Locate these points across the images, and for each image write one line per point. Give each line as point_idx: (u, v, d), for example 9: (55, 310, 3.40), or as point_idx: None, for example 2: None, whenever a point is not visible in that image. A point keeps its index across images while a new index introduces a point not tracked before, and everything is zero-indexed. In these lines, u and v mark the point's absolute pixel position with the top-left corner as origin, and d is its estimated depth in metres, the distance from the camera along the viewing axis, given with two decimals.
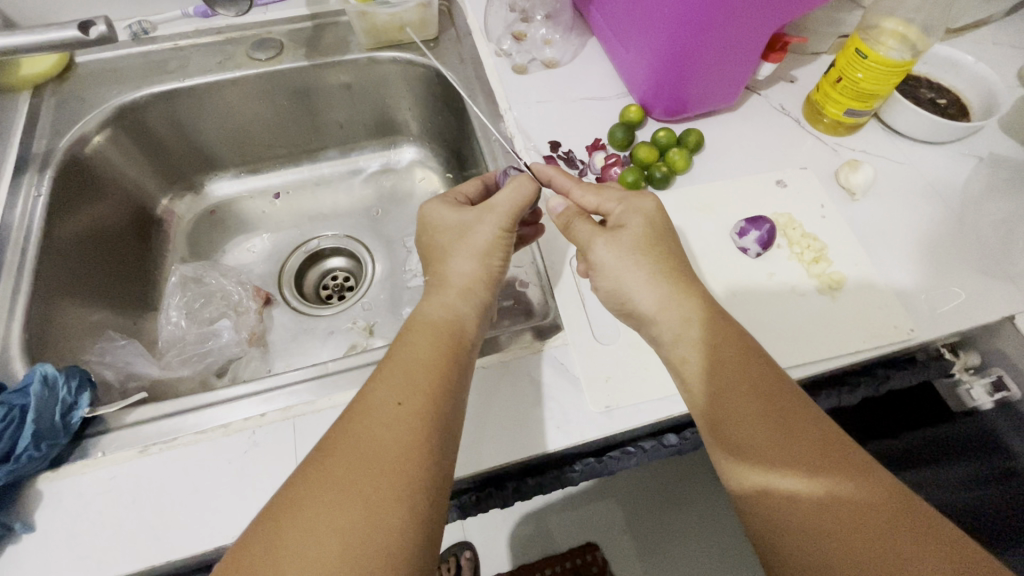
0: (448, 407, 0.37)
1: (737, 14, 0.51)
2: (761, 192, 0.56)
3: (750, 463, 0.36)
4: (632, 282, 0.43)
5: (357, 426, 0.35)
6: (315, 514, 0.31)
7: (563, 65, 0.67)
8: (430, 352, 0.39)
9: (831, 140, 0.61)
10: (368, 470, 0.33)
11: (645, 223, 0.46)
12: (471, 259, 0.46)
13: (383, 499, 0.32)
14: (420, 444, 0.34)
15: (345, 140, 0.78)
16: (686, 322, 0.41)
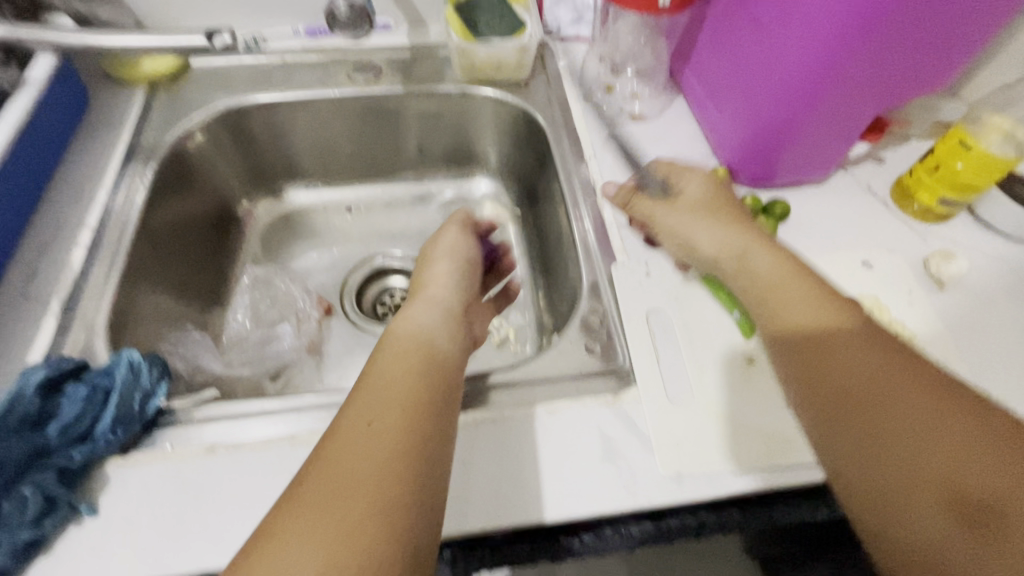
0: (426, 424, 0.38)
1: (847, 94, 0.51)
2: (845, 272, 0.55)
3: (861, 420, 0.38)
4: (723, 233, 0.50)
5: (323, 449, 0.36)
6: (299, 530, 0.31)
7: (649, 119, 0.68)
8: (411, 380, 0.41)
9: (919, 227, 0.60)
10: (344, 492, 0.33)
11: (731, 209, 0.53)
12: (444, 262, 0.60)
13: (372, 498, 0.33)
14: (398, 451, 0.35)
15: (422, 164, 0.80)
16: (796, 316, 0.44)
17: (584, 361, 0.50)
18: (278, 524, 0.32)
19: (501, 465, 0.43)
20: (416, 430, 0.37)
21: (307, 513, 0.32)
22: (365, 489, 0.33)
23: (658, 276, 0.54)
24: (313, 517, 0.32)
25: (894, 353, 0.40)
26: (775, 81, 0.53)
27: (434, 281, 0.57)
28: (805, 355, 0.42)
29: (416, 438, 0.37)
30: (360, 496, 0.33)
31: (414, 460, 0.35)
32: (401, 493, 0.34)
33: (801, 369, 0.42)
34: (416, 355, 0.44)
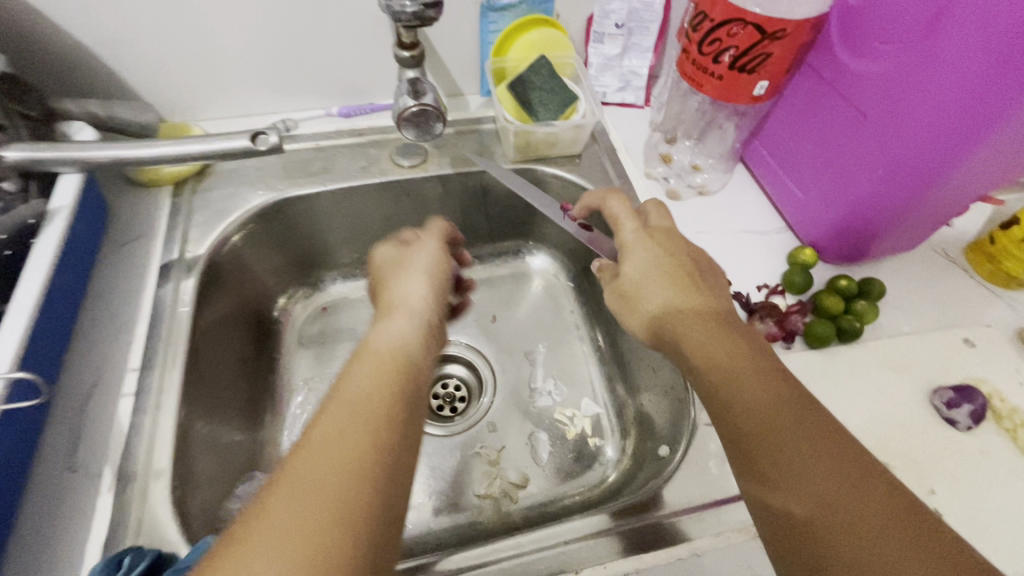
0: (364, 433, 0.31)
1: (954, 188, 0.49)
2: (951, 353, 0.54)
3: (816, 481, 0.32)
4: (666, 288, 0.45)
5: (287, 457, 0.30)
6: (223, 558, 0.25)
7: (715, 192, 0.65)
8: (372, 387, 0.34)
9: (1004, 294, 0.59)
10: (279, 503, 0.28)
11: (670, 272, 0.46)
12: (405, 271, 0.48)
13: (309, 550, 0.26)
14: (356, 499, 0.28)
15: (469, 242, 0.76)
16: (717, 352, 0.40)
17: (711, 485, 0.46)
18: (230, 542, 0.26)
19: None
20: (365, 446, 0.31)
21: (260, 538, 0.26)
22: (319, 531, 0.27)
23: None
24: (268, 545, 0.26)
25: (817, 422, 0.35)
26: (874, 166, 0.50)
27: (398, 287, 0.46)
28: (750, 426, 0.36)
29: (364, 445, 0.31)
30: (325, 542, 0.26)
31: (377, 517, 0.29)
32: (344, 550, 0.27)
33: (765, 415, 0.35)
34: (413, 379, 0.37)
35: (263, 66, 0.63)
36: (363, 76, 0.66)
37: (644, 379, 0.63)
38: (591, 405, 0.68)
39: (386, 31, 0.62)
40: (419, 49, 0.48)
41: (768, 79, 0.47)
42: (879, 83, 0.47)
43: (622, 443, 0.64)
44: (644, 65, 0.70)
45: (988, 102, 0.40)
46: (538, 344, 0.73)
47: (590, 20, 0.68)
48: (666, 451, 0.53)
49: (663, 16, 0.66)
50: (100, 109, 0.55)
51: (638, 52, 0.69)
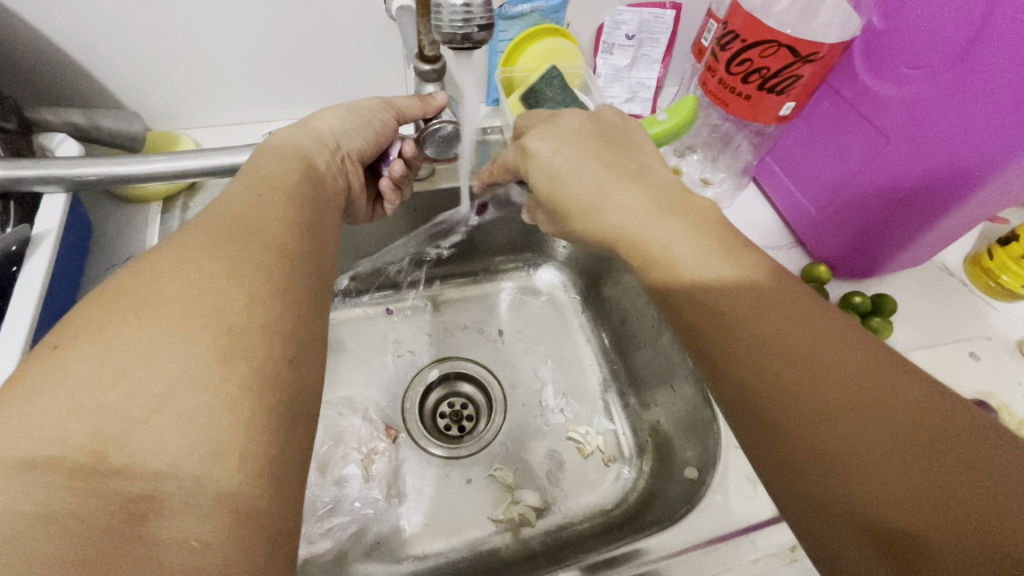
0: (206, 288, 0.31)
1: (970, 211, 0.49)
2: (958, 367, 0.55)
3: (784, 360, 0.32)
4: (589, 157, 0.44)
5: (124, 281, 0.31)
6: (76, 355, 0.27)
7: (725, 206, 0.66)
8: (222, 238, 0.34)
9: (1001, 307, 0.61)
10: (143, 319, 0.29)
11: (596, 146, 0.45)
12: (297, 133, 0.48)
13: (176, 358, 0.28)
14: (201, 351, 0.29)
15: (474, 257, 0.75)
16: (671, 233, 0.39)
17: (744, 507, 0.47)
18: (71, 341, 0.28)
19: None
20: (210, 299, 0.30)
21: (119, 339, 0.28)
22: (181, 342, 0.29)
23: None
24: (118, 353, 0.27)
25: (796, 302, 0.34)
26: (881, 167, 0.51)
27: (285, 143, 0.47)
28: (705, 302, 0.36)
29: (202, 297, 0.30)
30: (206, 359, 0.28)
31: (253, 339, 0.30)
32: (221, 367, 0.29)
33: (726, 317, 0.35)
34: (255, 222, 0.36)
35: (257, 71, 0.59)
36: (364, 84, 0.63)
37: (660, 397, 0.63)
38: (604, 421, 0.66)
39: (391, 37, 0.59)
40: (441, 62, 0.46)
41: (795, 100, 0.47)
42: (905, 111, 0.47)
43: (638, 461, 0.63)
44: (652, 76, 0.70)
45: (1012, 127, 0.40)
46: (545, 359, 0.71)
47: (599, 30, 0.66)
48: (694, 472, 0.54)
49: (673, 28, 0.65)
50: (81, 118, 0.50)
51: (646, 64, 0.68)
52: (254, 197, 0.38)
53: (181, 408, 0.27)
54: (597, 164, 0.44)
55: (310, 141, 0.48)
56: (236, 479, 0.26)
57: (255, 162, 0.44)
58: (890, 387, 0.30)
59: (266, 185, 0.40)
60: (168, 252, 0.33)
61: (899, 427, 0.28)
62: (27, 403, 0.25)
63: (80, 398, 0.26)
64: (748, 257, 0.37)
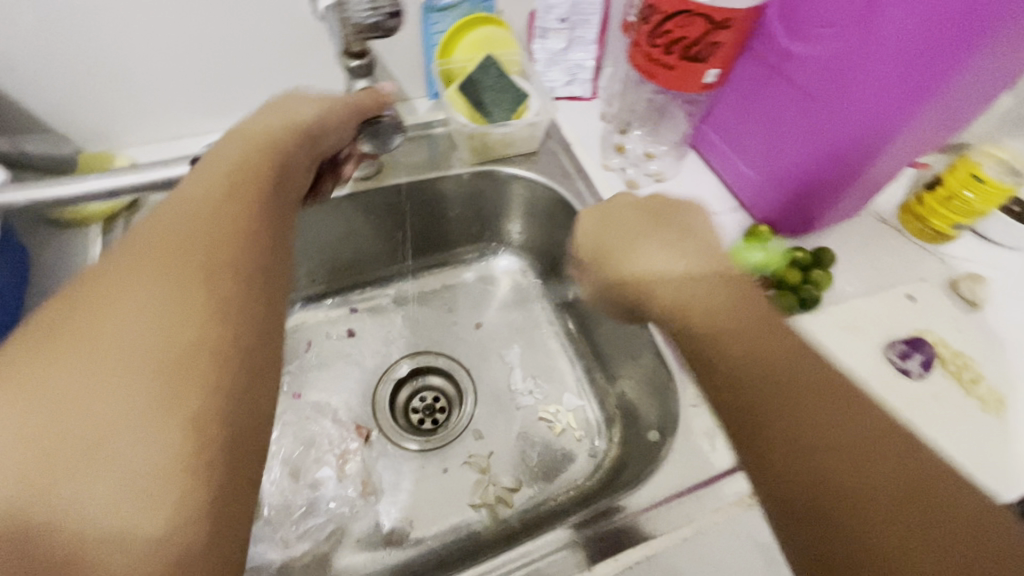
0: (159, 318, 0.30)
1: (892, 158, 0.52)
2: (896, 309, 0.58)
3: (813, 433, 0.35)
4: (647, 215, 0.49)
5: (75, 301, 0.31)
6: (24, 405, 0.27)
7: (669, 178, 0.67)
8: (182, 256, 0.33)
9: (934, 249, 0.64)
10: (76, 356, 0.28)
11: (649, 215, 0.49)
12: (267, 112, 0.45)
13: (119, 399, 0.28)
14: (149, 391, 0.28)
15: (432, 250, 0.75)
16: (693, 291, 0.43)
17: (702, 461, 0.49)
18: (9, 373, 0.28)
19: None
20: (158, 330, 0.30)
21: (61, 385, 0.28)
22: (120, 384, 0.28)
23: None
24: (55, 392, 0.27)
25: (806, 368, 0.37)
26: (819, 129, 0.52)
27: (252, 125, 0.44)
28: (707, 339, 0.40)
29: (150, 327, 0.30)
30: (148, 403, 0.28)
31: (201, 370, 0.30)
32: (167, 411, 0.28)
33: (771, 395, 0.36)
34: (201, 232, 0.35)
35: (187, 82, 0.58)
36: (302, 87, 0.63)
37: (626, 367, 0.64)
38: (573, 398, 0.68)
39: (322, 38, 0.59)
40: (368, 58, 0.47)
41: (717, 67, 0.49)
42: (821, 68, 0.50)
43: (607, 432, 0.65)
44: (589, 57, 0.71)
45: (925, 71, 0.43)
46: (512, 345, 0.72)
47: (532, 15, 0.67)
48: (656, 436, 0.55)
49: (603, 8, 0.67)
50: (5, 145, 0.49)
51: (582, 45, 0.70)
52: (212, 198, 0.37)
53: (118, 454, 0.27)
54: (653, 217, 0.49)
55: (273, 123, 0.44)
56: (170, 525, 0.27)
57: (216, 147, 0.42)
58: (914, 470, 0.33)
59: (227, 182, 0.38)
60: (116, 269, 0.32)
61: (909, 500, 0.32)
62: None
63: (16, 441, 0.26)
64: (740, 294, 0.42)
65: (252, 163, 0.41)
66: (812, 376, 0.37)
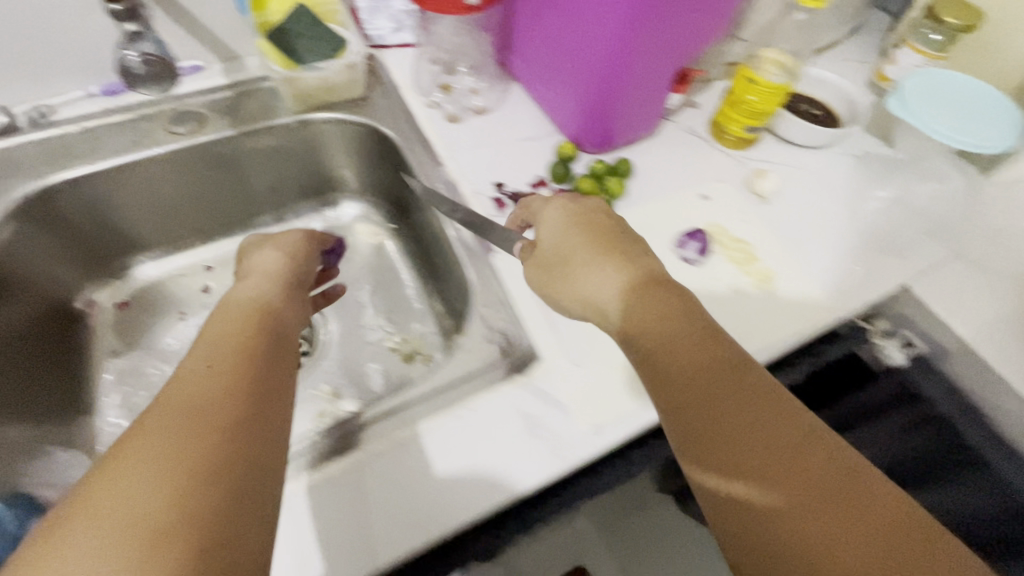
0: (185, 436, 0.28)
1: (650, 50, 0.56)
2: (688, 206, 0.63)
3: (717, 457, 0.34)
4: (570, 239, 0.47)
5: (108, 453, 0.27)
6: (79, 535, 0.24)
7: (492, 110, 0.70)
8: (181, 387, 0.31)
9: (738, 154, 0.69)
10: (80, 521, 0.25)
11: (589, 232, 0.46)
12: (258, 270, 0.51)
13: (124, 536, 0.24)
14: (160, 505, 0.25)
15: (280, 202, 0.76)
16: (642, 313, 0.40)
17: (488, 351, 0.51)
18: (69, 523, 0.25)
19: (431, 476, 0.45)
20: (169, 464, 0.27)
21: (137, 506, 0.25)
22: (141, 495, 0.26)
23: None
24: (79, 544, 0.24)
25: (751, 388, 0.35)
26: (583, 33, 0.57)
27: (246, 283, 0.48)
28: (651, 366, 0.38)
29: (173, 461, 0.27)
30: (190, 518, 0.25)
31: (232, 469, 0.28)
32: (211, 518, 0.26)
33: (738, 401, 0.35)
34: (208, 402, 0.30)
35: None
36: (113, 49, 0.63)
37: (451, 286, 0.66)
38: (421, 327, 0.71)
39: None
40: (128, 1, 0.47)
41: None
42: None
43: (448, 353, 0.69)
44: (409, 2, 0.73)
45: None
46: (365, 286, 0.76)
47: None
48: None
49: None
50: None
51: None
52: (230, 309, 0.42)
53: None
54: (562, 259, 0.46)
55: (256, 294, 0.45)
56: None
57: (206, 323, 0.39)
58: (815, 455, 0.32)
59: (219, 336, 0.37)
60: (132, 434, 0.28)
61: (878, 532, 0.29)
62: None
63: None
64: (678, 310, 0.39)
65: (247, 337, 0.37)
66: (781, 391, 0.35)
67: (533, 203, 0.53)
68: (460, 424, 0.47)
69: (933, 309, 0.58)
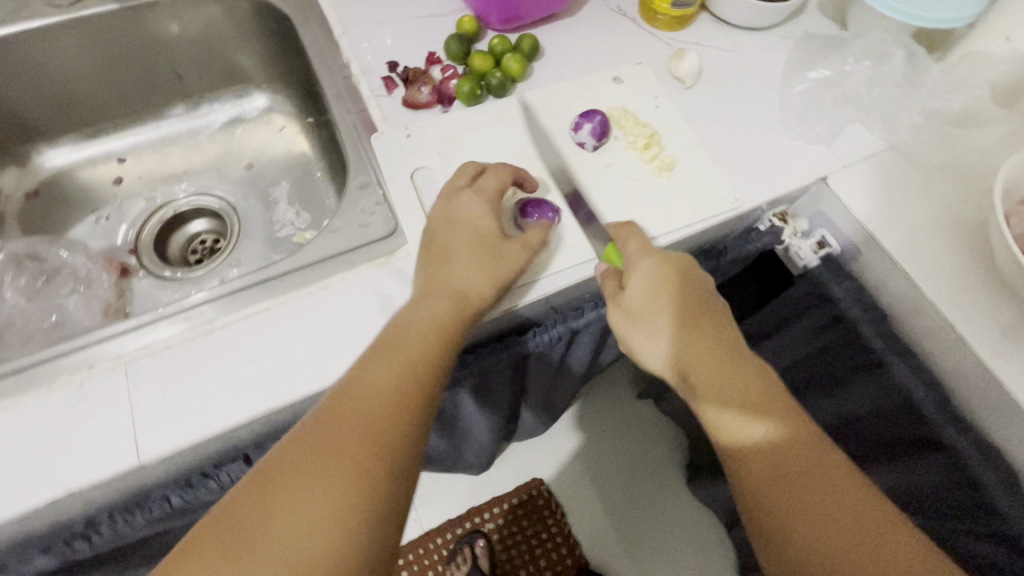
0: (341, 464, 0.34)
1: None
2: (596, 89, 0.57)
3: (787, 506, 0.37)
4: (660, 294, 0.45)
5: (246, 495, 0.33)
6: (199, 574, 0.30)
7: None
8: (353, 409, 0.36)
9: (667, 37, 0.62)
10: (231, 573, 0.30)
11: (677, 297, 0.45)
12: (421, 308, 0.42)
13: (304, 565, 0.31)
14: (324, 549, 0.32)
15: (191, 92, 0.73)
16: (712, 364, 0.42)
17: (357, 234, 0.50)
18: None
19: (279, 348, 0.44)
20: (331, 491, 0.33)
21: (272, 539, 0.32)
22: (291, 531, 0.32)
23: (417, 135, 0.53)
24: (259, 552, 0.31)
25: (812, 440, 0.39)
26: None
27: (413, 314, 0.42)
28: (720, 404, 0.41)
29: (331, 488, 0.33)
30: (305, 555, 0.31)
31: (342, 519, 0.33)
32: (320, 534, 0.32)
33: (774, 449, 0.39)
34: (366, 424, 0.36)
35: None
36: None
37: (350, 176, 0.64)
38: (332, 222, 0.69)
39: None
40: None
41: None
42: None
43: None
44: None
45: None
46: (281, 182, 0.73)
47: None
48: None
49: None
50: None
51: None
52: (428, 312, 0.42)
53: None
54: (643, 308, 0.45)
55: (441, 329, 0.41)
56: None
57: (398, 318, 0.42)
58: (886, 521, 0.35)
59: (398, 330, 0.41)
60: (254, 490, 0.33)
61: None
62: None
63: None
64: (756, 374, 0.42)
65: (451, 321, 0.42)
66: (810, 434, 0.39)
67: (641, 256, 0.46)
68: (313, 301, 0.46)
69: (848, 204, 0.53)
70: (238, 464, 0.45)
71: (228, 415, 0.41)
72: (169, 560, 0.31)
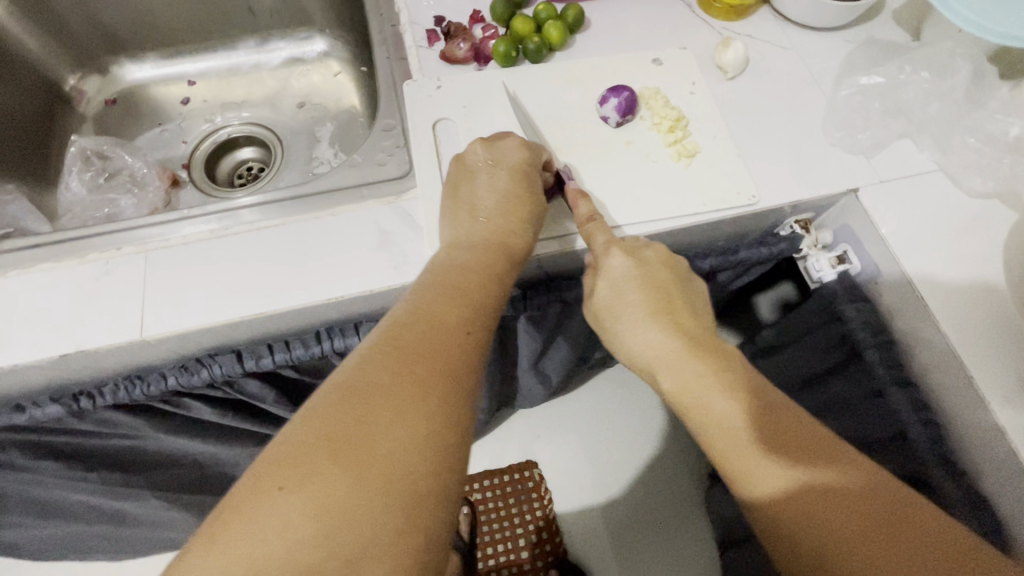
0: (437, 370, 0.32)
1: None
2: (634, 68, 0.57)
3: (835, 531, 0.34)
4: (634, 293, 0.43)
5: (342, 394, 0.30)
6: (299, 488, 0.27)
7: None
8: (433, 326, 0.35)
9: (722, 26, 0.60)
10: (347, 468, 0.27)
11: (652, 291, 0.43)
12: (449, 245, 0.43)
13: (420, 463, 0.29)
14: (433, 450, 0.29)
15: (260, 29, 0.78)
16: (721, 395, 0.40)
17: (372, 171, 0.52)
18: (292, 485, 0.27)
19: (281, 262, 0.47)
20: (431, 395, 0.31)
21: (378, 452, 0.28)
22: (400, 429, 0.29)
23: (447, 88, 0.55)
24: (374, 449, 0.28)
25: (835, 454, 0.37)
26: None
27: (449, 252, 0.43)
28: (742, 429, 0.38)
29: (431, 393, 0.31)
30: (416, 455, 0.29)
31: (450, 421, 0.31)
32: (435, 434, 0.30)
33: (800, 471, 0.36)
34: (449, 339, 0.34)
35: None
36: None
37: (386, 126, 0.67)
38: None
39: None
40: None
41: None
42: None
43: None
44: None
45: None
46: (327, 123, 0.77)
47: None
48: None
49: None
50: None
51: None
52: (461, 255, 0.42)
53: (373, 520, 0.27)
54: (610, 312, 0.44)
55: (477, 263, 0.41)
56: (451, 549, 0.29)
57: (444, 254, 0.42)
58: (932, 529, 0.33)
59: (450, 266, 0.41)
60: (352, 391, 0.30)
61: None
62: (257, 528, 0.26)
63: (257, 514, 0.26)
64: (765, 393, 0.40)
65: (491, 263, 0.42)
66: (837, 452, 0.37)
67: (612, 255, 0.44)
68: (318, 226, 0.49)
69: (875, 219, 0.50)
70: (228, 361, 0.49)
71: (223, 312, 0.45)
72: (265, 460, 0.28)
